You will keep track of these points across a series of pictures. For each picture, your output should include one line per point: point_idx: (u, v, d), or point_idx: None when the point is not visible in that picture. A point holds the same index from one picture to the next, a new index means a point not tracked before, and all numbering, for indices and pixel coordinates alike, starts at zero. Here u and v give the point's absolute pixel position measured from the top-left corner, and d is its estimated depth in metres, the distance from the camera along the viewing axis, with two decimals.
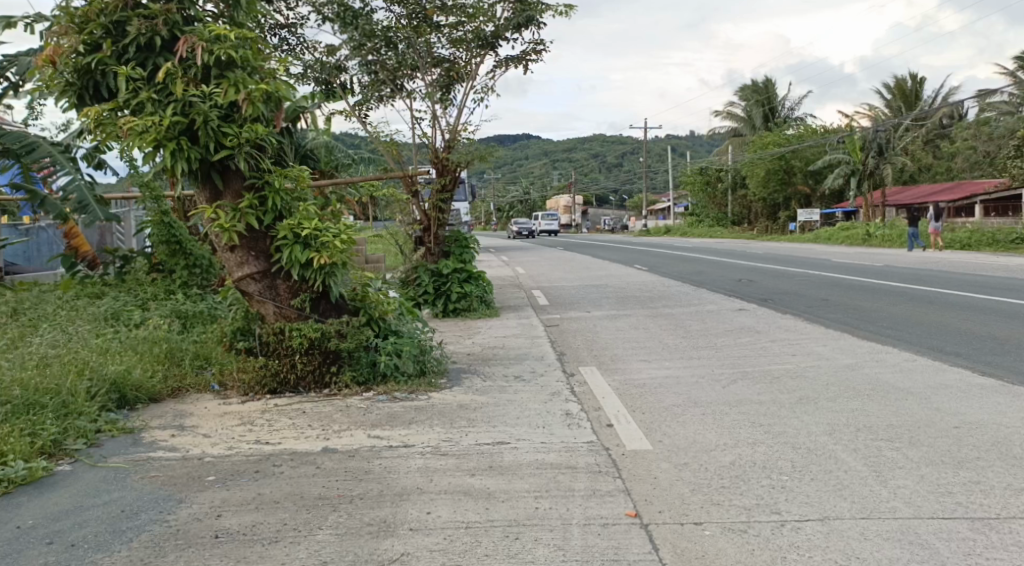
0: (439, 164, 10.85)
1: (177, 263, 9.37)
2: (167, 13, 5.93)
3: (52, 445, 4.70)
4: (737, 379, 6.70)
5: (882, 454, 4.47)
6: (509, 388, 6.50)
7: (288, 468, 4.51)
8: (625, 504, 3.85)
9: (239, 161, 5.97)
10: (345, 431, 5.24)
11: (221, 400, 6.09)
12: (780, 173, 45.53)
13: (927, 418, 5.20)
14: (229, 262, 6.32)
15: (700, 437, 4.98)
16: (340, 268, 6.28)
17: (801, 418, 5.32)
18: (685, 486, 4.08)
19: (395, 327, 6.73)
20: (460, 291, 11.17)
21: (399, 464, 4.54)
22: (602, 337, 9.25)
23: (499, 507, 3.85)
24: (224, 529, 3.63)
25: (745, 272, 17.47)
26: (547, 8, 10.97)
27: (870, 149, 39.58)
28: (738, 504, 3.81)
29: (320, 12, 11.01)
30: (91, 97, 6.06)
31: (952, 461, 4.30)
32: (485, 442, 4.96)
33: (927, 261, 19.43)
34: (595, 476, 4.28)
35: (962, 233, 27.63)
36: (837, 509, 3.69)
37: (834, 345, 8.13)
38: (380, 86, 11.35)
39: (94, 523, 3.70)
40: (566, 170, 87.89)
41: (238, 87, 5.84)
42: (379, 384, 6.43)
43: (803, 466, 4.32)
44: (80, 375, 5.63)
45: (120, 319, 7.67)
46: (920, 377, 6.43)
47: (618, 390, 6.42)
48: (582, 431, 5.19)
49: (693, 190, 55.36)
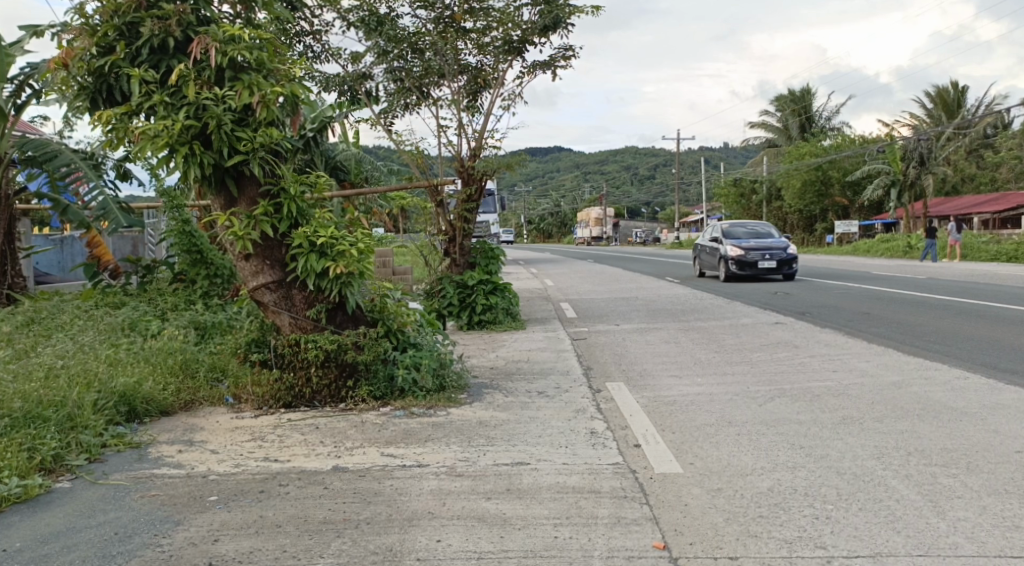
0: (465, 173, 10.75)
1: (198, 273, 9.27)
2: (181, 13, 5.78)
3: (52, 460, 4.52)
4: (775, 397, 6.31)
5: (937, 481, 4.09)
6: (532, 404, 6.18)
7: (295, 488, 4.26)
8: (653, 534, 3.52)
9: (253, 166, 5.77)
10: (358, 448, 4.99)
11: (234, 414, 5.90)
12: (816, 184, 44.75)
13: (986, 442, 4.78)
14: (243, 271, 6.14)
15: (736, 459, 4.63)
16: (357, 278, 6.03)
17: (845, 441, 4.94)
18: (718, 515, 3.74)
19: (415, 339, 6.41)
20: (485, 303, 10.88)
21: (411, 486, 4.27)
22: (632, 351, 8.90)
23: (515, 535, 3.55)
24: (220, 556, 3.38)
25: (782, 284, 17.04)
26: (575, 10, 10.72)
27: (911, 159, 38.40)
28: (778, 536, 3.46)
29: (345, 19, 10.92)
30: (104, 101, 5.93)
31: (1017, 490, 3.90)
32: (504, 463, 4.66)
33: (971, 274, 18.75)
34: (621, 501, 3.96)
35: (1007, 246, 26.73)
36: (891, 544, 3.31)
37: (879, 361, 7.69)
38: (406, 94, 11.12)
39: (85, 547, 3.49)
40: (598, 181, 87.03)
41: (252, 90, 5.68)
42: (396, 399, 6.16)
43: (849, 493, 3.96)
44: (88, 388, 5.47)
45: (136, 329, 7.55)
46: (974, 396, 6.00)
47: (647, 407, 6.09)
48: (607, 451, 4.87)
49: (727, 202, 54.17)
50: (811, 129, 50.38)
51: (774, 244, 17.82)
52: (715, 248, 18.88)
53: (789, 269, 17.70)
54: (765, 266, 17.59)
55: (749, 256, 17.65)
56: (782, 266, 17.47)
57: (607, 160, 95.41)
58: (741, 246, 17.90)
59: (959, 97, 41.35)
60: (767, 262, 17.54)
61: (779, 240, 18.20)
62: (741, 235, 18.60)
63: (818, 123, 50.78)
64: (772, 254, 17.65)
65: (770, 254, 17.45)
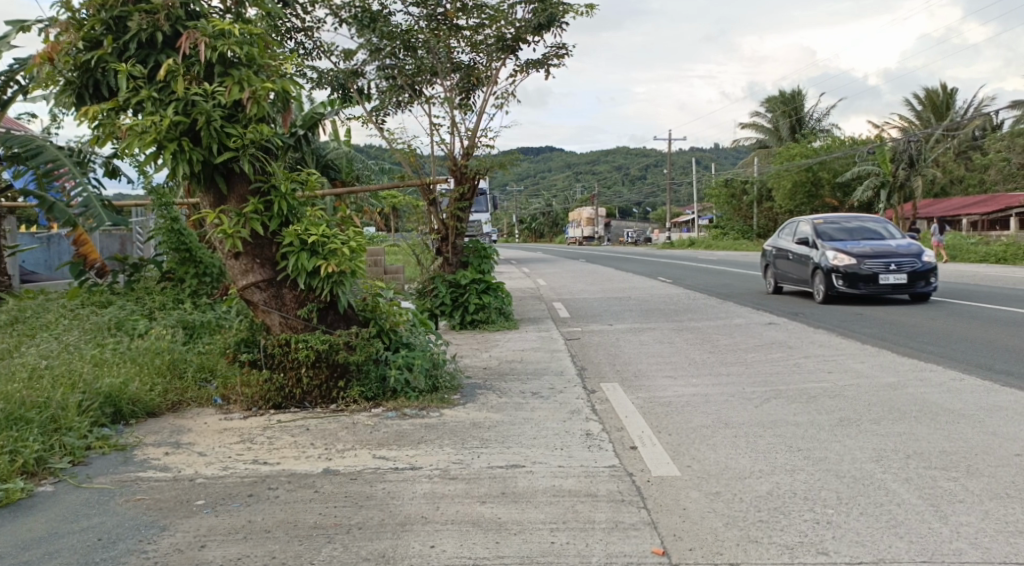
0: (458, 172, 10.57)
1: (187, 271, 9.14)
2: (169, 7, 5.67)
3: (35, 463, 4.41)
4: (771, 398, 6.25)
5: (937, 485, 4.03)
6: (526, 406, 6.10)
7: (285, 492, 4.17)
8: (652, 539, 3.45)
9: (243, 163, 5.67)
10: (349, 451, 4.89)
11: (223, 415, 5.79)
12: (807, 185, 44.85)
13: (985, 444, 4.73)
14: (233, 270, 6.03)
15: (733, 462, 4.56)
16: (348, 277, 5.92)
17: (843, 443, 4.88)
18: (717, 519, 3.67)
19: (407, 339, 6.33)
20: (477, 302, 10.78)
21: (404, 489, 4.18)
22: (626, 352, 8.83)
23: (511, 541, 3.46)
24: (206, 562, 3.28)
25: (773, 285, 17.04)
26: (569, 8, 10.66)
27: (901, 160, 38.55)
28: (779, 542, 3.39)
29: (337, 15, 10.80)
30: (91, 97, 5.81)
31: (1018, 494, 3.85)
32: (499, 466, 4.57)
33: (960, 275, 18.85)
34: (618, 505, 3.88)
35: (996, 247, 26.84)
36: (894, 550, 3.25)
37: (874, 363, 7.64)
38: (398, 92, 11.02)
39: (67, 553, 3.38)
40: (589, 181, 87.01)
41: (242, 85, 5.57)
42: (388, 400, 6.06)
43: (850, 497, 3.90)
44: (72, 388, 5.35)
45: (123, 328, 7.44)
46: (971, 398, 5.95)
47: (642, 408, 6.02)
48: (603, 453, 4.80)
49: (718, 202, 54.22)
50: (801, 130, 50.55)
51: (896, 249, 12.31)
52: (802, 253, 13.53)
53: (922, 285, 12.08)
54: (885, 282, 12.00)
55: (862, 266, 12.08)
56: (912, 281, 11.96)
57: (599, 160, 95.45)
58: (848, 252, 12.44)
59: (947, 99, 41.55)
60: (890, 275, 11.94)
61: (902, 243, 12.64)
62: (839, 234, 13.21)
63: (809, 124, 50.94)
64: (898, 263, 12.02)
65: (894, 264, 11.99)
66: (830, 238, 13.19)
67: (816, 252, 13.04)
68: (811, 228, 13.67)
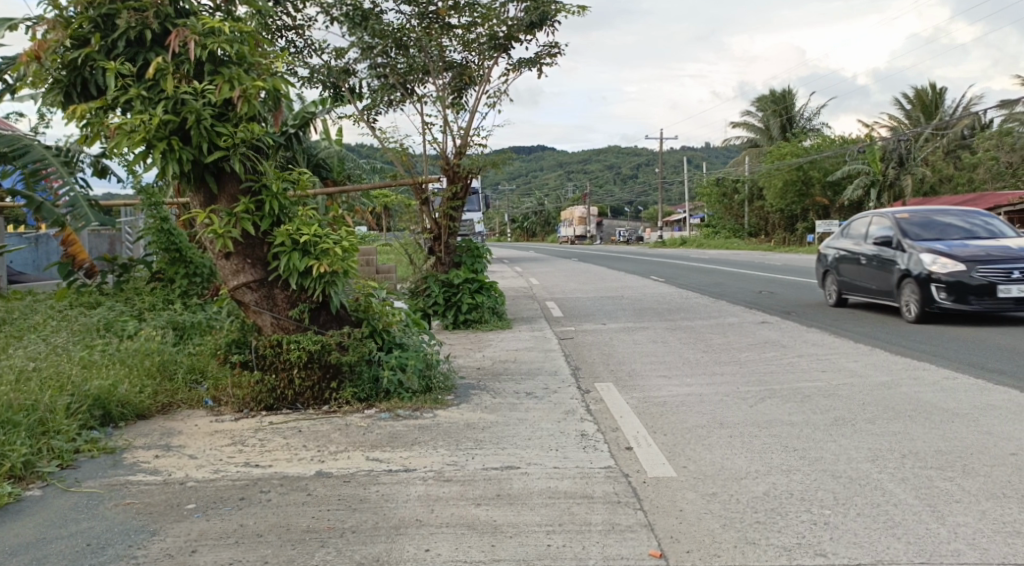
0: (450, 172, 10.56)
1: (177, 272, 9.07)
2: (158, 5, 5.60)
3: (23, 467, 4.34)
4: (766, 397, 6.24)
5: (933, 485, 4.02)
6: (520, 406, 6.07)
7: (277, 495, 4.11)
8: (649, 541, 3.42)
9: (233, 162, 5.61)
10: (342, 453, 4.84)
11: (214, 417, 5.73)
12: (798, 184, 44.98)
13: (980, 443, 4.72)
14: (224, 270, 5.97)
15: (729, 462, 4.54)
16: (341, 277, 5.88)
17: (839, 442, 4.87)
18: (714, 521, 3.65)
19: (400, 339, 6.29)
20: (471, 302, 10.73)
21: (398, 492, 4.13)
22: (619, 351, 8.81)
23: (507, 544, 3.43)
24: None
25: (766, 284, 17.04)
26: (561, 7, 10.63)
27: (891, 159, 38.69)
28: (776, 544, 3.37)
29: (329, 13, 10.72)
30: (79, 95, 5.74)
31: (1015, 494, 3.83)
32: (493, 467, 4.54)
33: None
34: (614, 507, 3.85)
35: None
36: (892, 551, 3.23)
37: (867, 361, 7.64)
38: (390, 91, 10.95)
39: (55, 559, 3.32)
40: (582, 181, 87.08)
41: (233, 84, 5.50)
42: (381, 401, 6.02)
43: (846, 498, 3.88)
44: (60, 391, 5.28)
45: (113, 330, 7.37)
46: (965, 397, 5.95)
47: (637, 408, 5.99)
48: (598, 454, 4.77)
49: (710, 201, 54.35)
50: (792, 129, 50.70)
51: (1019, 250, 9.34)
52: (884, 256, 10.61)
53: None
54: (1006, 296, 9.03)
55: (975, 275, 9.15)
56: None
57: (591, 160, 95.51)
58: (954, 255, 9.49)
59: (937, 98, 41.72)
60: (1012, 287, 9.02)
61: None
62: (931, 232, 10.33)
63: (800, 123, 51.10)
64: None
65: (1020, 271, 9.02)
66: (923, 237, 10.21)
67: (902, 255, 10.17)
68: (893, 225, 10.68)
